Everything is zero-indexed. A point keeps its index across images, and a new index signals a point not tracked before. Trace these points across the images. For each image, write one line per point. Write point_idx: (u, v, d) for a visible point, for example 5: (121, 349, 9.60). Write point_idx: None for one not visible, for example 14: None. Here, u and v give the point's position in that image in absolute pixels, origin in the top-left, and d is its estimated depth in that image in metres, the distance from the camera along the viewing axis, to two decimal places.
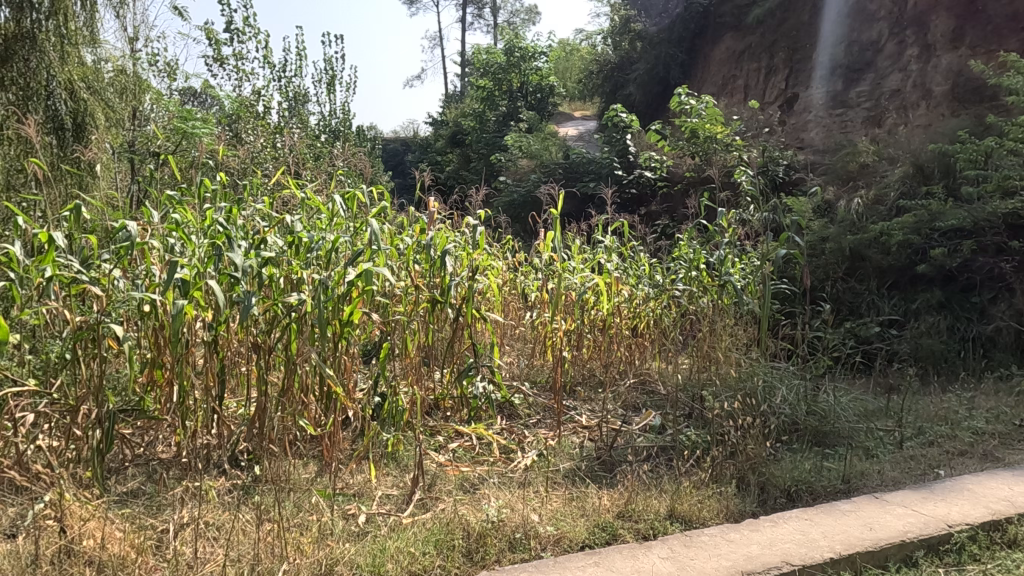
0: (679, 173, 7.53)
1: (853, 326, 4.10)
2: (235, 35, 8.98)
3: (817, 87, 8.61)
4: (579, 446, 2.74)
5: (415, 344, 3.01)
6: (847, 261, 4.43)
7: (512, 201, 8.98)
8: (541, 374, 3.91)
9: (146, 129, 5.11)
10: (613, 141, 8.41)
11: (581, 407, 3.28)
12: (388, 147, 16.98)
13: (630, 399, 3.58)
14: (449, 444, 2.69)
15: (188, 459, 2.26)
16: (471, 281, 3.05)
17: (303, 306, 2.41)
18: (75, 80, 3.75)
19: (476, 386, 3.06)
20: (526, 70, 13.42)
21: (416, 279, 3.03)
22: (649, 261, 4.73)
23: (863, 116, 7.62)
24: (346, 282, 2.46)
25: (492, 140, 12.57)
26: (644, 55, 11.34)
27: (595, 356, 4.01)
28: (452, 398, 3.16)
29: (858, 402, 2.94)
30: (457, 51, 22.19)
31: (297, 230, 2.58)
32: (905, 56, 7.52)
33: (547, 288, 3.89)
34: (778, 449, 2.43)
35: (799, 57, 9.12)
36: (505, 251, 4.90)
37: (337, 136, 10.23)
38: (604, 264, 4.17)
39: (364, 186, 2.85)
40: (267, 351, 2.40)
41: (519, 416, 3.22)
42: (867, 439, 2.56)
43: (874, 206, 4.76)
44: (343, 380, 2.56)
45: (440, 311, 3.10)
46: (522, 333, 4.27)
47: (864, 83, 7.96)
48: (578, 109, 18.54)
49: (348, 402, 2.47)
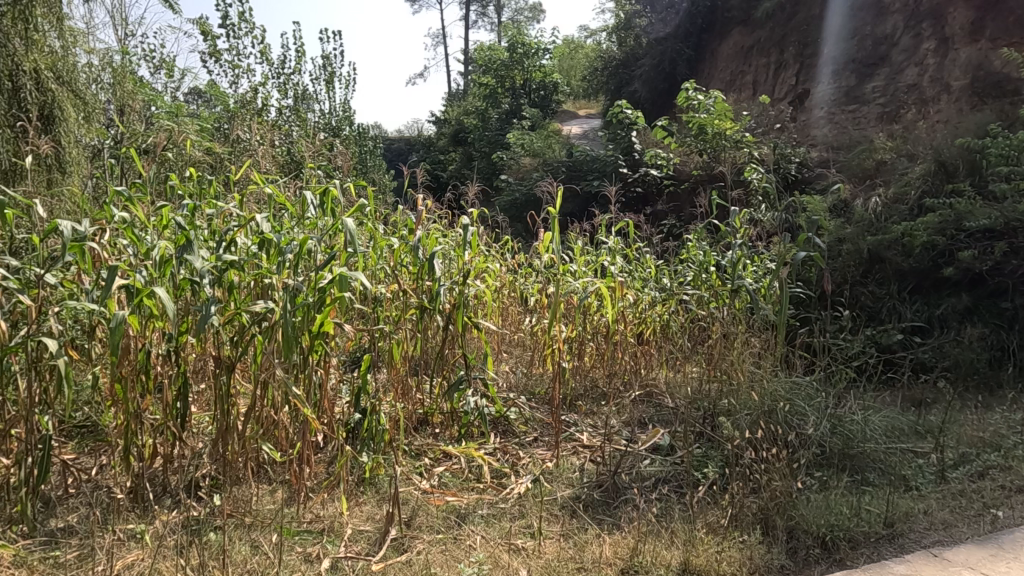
0: (686, 171, 7.29)
1: (874, 334, 3.84)
2: (230, 32, 8.78)
3: (828, 83, 8.33)
4: (580, 469, 2.49)
5: (402, 354, 2.78)
6: (864, 263, 4.20)
7: (513, 200, 8.76)
8: (540, 384, 3.67)
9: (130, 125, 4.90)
10: (618, 138, 8.17)
11: (582, 422, 3.02)
12: (392, 146, 16.79)
13: (635, 413, 3.34)
14: (435, 468, 2.44)
15: (139, 489, 2.02)
16: (462, 287, 2.82)
17: (270, 314, 2.16)
18: (42, 70, 3.54)
19: (468, 400, 2.79)
20: (528, 67, 13.25)
21: (403, 284, 2.79)
22: (656, 263, 4.48)
23: (877, 111, 7.33)
24: (317, 288, 2.20)
25: (495, 138, 12.34)
26: (650, 51, 11.08)
27: (598, 365, 3.76)
28: (442, 413, 2.93)
29: (889, 421, 2.68)
30: (461, 48, 21.98)
31: (265, 230, 2.31)
32: (921, 49, 7.24)
33: (546, 293, 3.63)
34: (806, 481, 2.17)
35: (809, 52, 8.84)
36: (505, 251, 4.68)
37: (336, 134, 10.02)
38: (607, 267, 3.91)
39: (342, 181, 2.57)
40: (230, 366, 2.15)
41: (515, 433, 2.95)
42: (904, 467, 2.30)
43: (894, 205, 4.49)
44: (318, 399, 2.30)
45: (429, 319, 2.84)
46: (521, 340, 4.04)
47: (878, 78, 7.67)
48: (582, 107, 18.27)
49: (320, 424, 2.21)
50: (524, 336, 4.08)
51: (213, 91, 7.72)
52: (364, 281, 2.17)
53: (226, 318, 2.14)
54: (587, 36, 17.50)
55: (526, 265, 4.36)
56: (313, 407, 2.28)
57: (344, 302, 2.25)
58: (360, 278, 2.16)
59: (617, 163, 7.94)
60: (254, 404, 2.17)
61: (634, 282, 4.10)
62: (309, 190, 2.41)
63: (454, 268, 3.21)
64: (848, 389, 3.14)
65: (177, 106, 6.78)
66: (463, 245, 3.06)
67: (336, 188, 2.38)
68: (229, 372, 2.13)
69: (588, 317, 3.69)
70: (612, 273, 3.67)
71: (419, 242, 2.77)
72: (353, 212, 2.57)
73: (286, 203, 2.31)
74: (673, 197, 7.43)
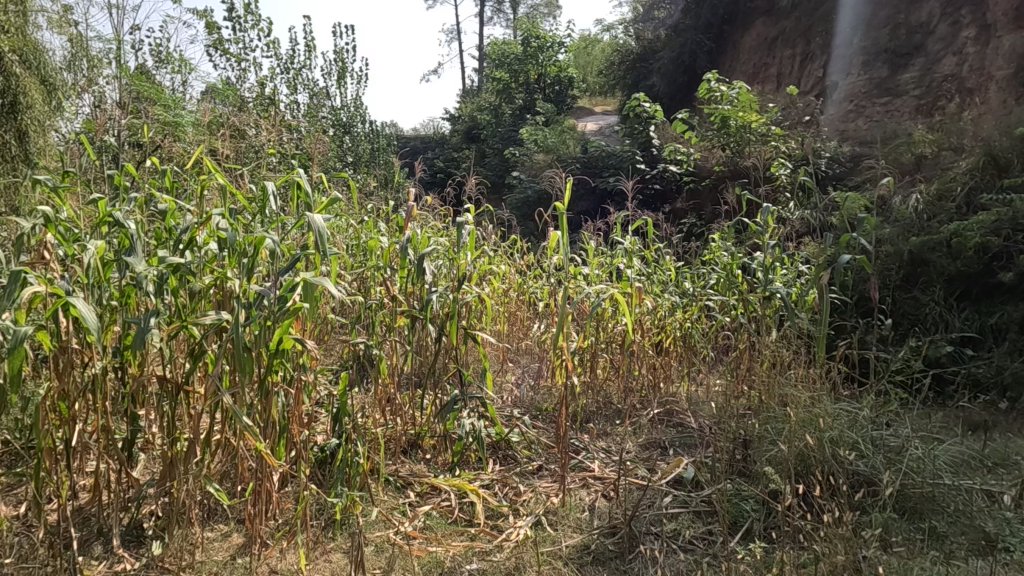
0: (708, 167, 6.92)
1: (919, 346, 3.47)
2: (236, 24, 8.49)
3: (857, 73, 7.86)
4: (590, 509, 2.16)
5: (390, 369, 2.46)
6: (906, 266, 3.84)
7: (526, 197, 8.43)
8: (548, 400, 3.31)
9: (118, 117, 4.63)
10: (635, 133, 7.79)
11: (593, 447, 2.68)
12: (406, 145, 16.47)
13: (654, 434, 2.99)
14: (420, 507, 2.11)
15: (59, 542, 1.71)
16: (457, 294, 2.51)
17: (223, 325, 1.81)
18: (7, 51, 3.27)
19: (462, 422, 2.45)
20: (543, 62, 12.90)
21: (390, 290, 2.47)
22: (677, 266, 4.11)
23: (912, 104, 6.89)
24: (279, 297, 1.83)
25: (508, 135, 11.98)
26: (670, 43, 10.66)
27: (612, 379, 3.40)
28: (435, 435, 2.59)
29: (955, 455, 2.30)
30: (476, 45, 21.61)
31: (222, 226, 1.96)
32: (960, 38, 6.76)
33: (555, 295, 3.29)
34: (871, 546, 1.78)
35: (839, 41, 8.33)
36: (513, 251, 4.34)
37: (346, 131, 9.71)
38: (624, 270, 3.53)
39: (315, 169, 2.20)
40: (176, 388, 1.82)
41: (517, 461, 2.59)
42: (988, 520, 1.91)
43: (939, 203, 4.09)
44: (282, 430, 1.96)
45: (421, 328, 2.54)
46: (528, 348, 3.71)
47: (913, 68, 7.21)
48: (600, 104, 17.66)
49: (279, 462, 1.86)
50: (532, 345, 3.72)
51: (213, 83, 7.46)
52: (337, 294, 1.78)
53: (171, 333, 1.80)
54: (605, 29, 17.07)
55: (536, 267, 4.00)
56: (280, 435, 1.96)
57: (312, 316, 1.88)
58: (331, 291, 1.77)
59: (634, 158, 7.56)
60: (209, 434, 1.85)
61: (652, 286, 3.72)
62: (272, 180, 1.96)
63: (451, 272, 2.86)
64: (897, 407, 2.77)
65: (180, 102, 6.53)
66: (460, 245, 2.71)
67: (305, 175, 1.96)
68: (175, 395, 1.80)
69: (603, 327, 3.32)
70: (629, 277, 3.30)
71: (407, 242, 2.46)
72: (331, 206, 2.16)
73: (239, 193, 1.89)
74: (694, 194, 7.04)
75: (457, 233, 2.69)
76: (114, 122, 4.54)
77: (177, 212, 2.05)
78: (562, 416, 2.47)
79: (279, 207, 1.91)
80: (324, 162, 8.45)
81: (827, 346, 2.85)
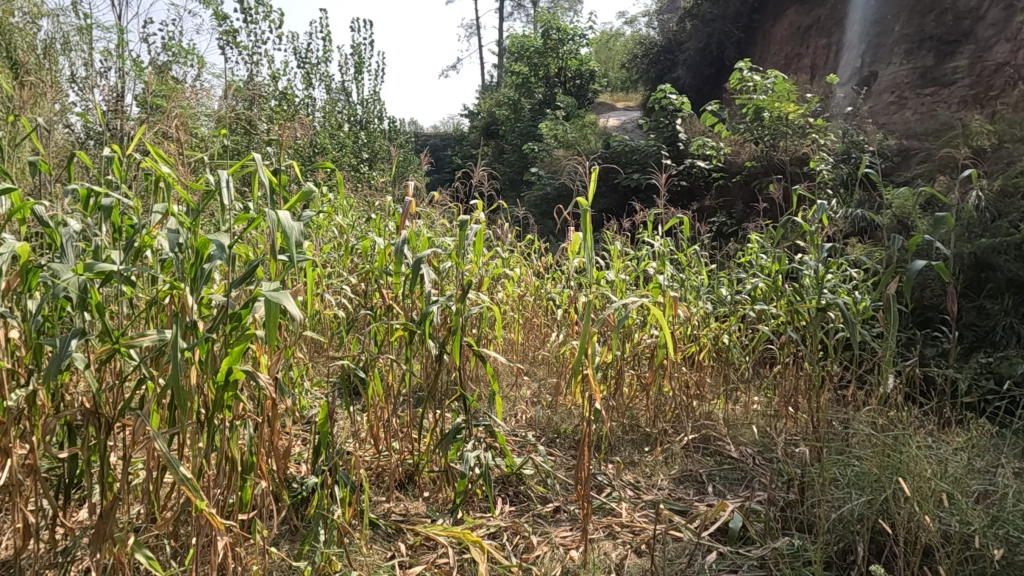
0: (738, 163, 6.53)
1: (988, 363, 3.04)
2: (249, 16, 8.26)
3: (900, 62, 7.34)
4: (616, 569, 1.80)
5: (383, 391, 2.16)
6: (969, 270, 3.41)
7: (544, 194, 8.09)
8: (566, 421, 2.95)
9: (118, 110, 4.39)
10: (661, 127, 7.42)
11: (619, 483, 2.31)
12: (424, 142, 16.26)
13: (688, 464, 2.62)
14: (409, 567, 1.75)
15: None
16: (462, 304, 2.15)
17: (165, 350, 1.45)
18: None
19: (465, 457, 2.10)
20: (564, 55, 12.51)
21: (389, 305, 2.14)
22: (710, 269, 3.74)
23: (961, 94, 6.38)
24: (231, 316, 1.46)
25: (528, 129, 11.58)
26: (696, 33, 10.21)
27: (639, 397, 3.03)
28: (435, 469, 2.24)
29: None
30: (495, 39, 21.27)
31: (164, 226, 1.57)
32: (1014, 23, 6.23)
33: (575, 303, 2.91)
34: None
35: (878, 30, 7.83)
36: (530, 252, 4.00)
37: (362, 126, 9.43)
38: (653, 276, 3.15)
39: (280, 154, 1.79)
40: (109, 427, 1.47)
41: (530, 501, 2.21)
42: None
43: (1006, 198, 3.63)
44: (239, 478, 1.62)
45: (421, 346, 2.22)
46: (547, 359, 3.37)
47: (961, 56, 6.69)
48: (621, 100, 16.95)
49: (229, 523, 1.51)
50: (551, 357, 3.36)
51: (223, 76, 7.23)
52: (298, 313, 1.40)
53: (102, 357, 1.45)
54: (628, 23, 16.68)
55: (556, 270, 3.63)
56: (243, 480, 1.63)
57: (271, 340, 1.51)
58: (291, 309, 1.39)
59: (659, 154, 7.24)
60: (150, 478, 1.52)
61: (686, 293, 3.32)
62: (223, 166, 1.56)
63: (455, 276, 2.50)
64: (975, 438, 2.36)
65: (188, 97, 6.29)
66: (465, 248, 2.32)
67: (264, 163, 1.55)
68: (106, 434, 1.46)
69: (630, 339, 2.93)
70: (660, 284, 2.92)
71: (403, 244, 2.12)
72: (302, 204, 1.76)
73: (174, 186, 1.49)
74: (724, 192, 6.65)
75: (462, 233, 2.29)
76: (113, 117, 4.28)
77: (116, 210, 1.66)
78: (583, 454, 2.03)
79: (229, 201, 1.52)
80: (339, 159, 8.17)
81: (890, 367, 2.42)
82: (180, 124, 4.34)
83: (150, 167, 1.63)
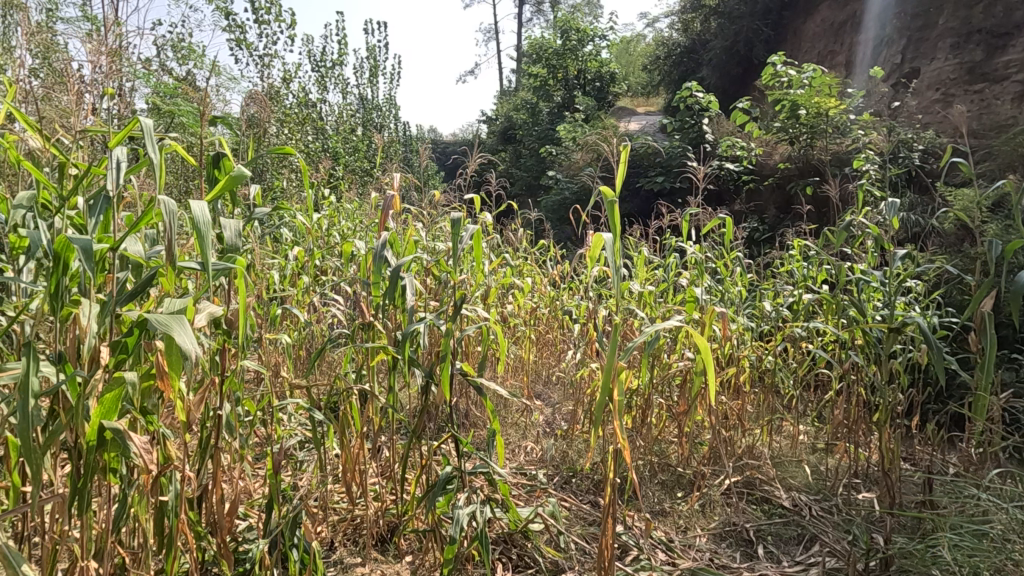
0: (771, 164, 6.08)
1: None
2: (259, 16, 8.00)
3: (945, 57, 6.83)
4: None
5: (355, 423, 1.78)
6: None
7: (562, 199, 7.71)
8: (584, 456, 2.54)
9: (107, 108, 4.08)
10: (687, 127, 7.02)
11: (648, 545, 1.88)
12: (443, 149, 16.00)
13: (727, 514, 2.18)
14: None
15: None
16: (453, 323, 1.72)
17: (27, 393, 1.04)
18: None
19: (456, 512, 1.66)
20: (583, 57, 12.11)
21: (369, 320, 1.77)
22: (749, 280, 3.30)
23: (1015, 90, 5.87)
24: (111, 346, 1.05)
25: (545, 133, 11.19)
26: (722, 32, 9.77)
27: (668, 430, 2.59)
28: (420, 524, 1.82)
29: None
30: (513, 45, 20.95)
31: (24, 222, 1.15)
32: None
33: (595, 321, 2.47)
34: None
35: (919, 24, 7.33)
36: (545, 259, 3.61)
37: (376, 130, 9.11)
38: (687, 288, 2.74)
39: (194, 124, 1.39)
40: None
41: (536, 569, 1.78)
42: None
43: None
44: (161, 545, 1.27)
45: (405, 372, 1.80)
46: (564, 381, 2.96)
47: (1015, 49, 6.17)
48: (642, 103, 16.42)
49: None
50: (567, 379, 2.96)
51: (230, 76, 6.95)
52: (195, 346, 1.04)
53: None
54: (650, 26, 16.28)
55: (574, 280, 3.23)
56: (164, 554, 1.27)
57: (175, 378, 1.14)
58: (186, 341, 1.02)
59: (685, 155, 6.83)
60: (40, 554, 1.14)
61: (724, 307, 2.88)
62: (109, 140, 1.16)
63: (453, 287, 2.10)
64: None
65: None
66: (460, 254, 1.88)
67: (156, 132, 1.14)
68: None
69: (659, 363, 2.48)
70: (696, 295, 2.50)
71: (381, 248, 1.71)
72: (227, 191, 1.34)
73: (30, 167, 1.07)
74: (754, 195, 6.21)
75: (454, 235, 1.84)
76: None
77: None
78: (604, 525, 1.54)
79: (113, 190, 1.12)
80: (350, 163, 7.83)
81: (985, 404, 1.85)
82: (169, 120, 4.00)
83: (7, 145, 1.20)
